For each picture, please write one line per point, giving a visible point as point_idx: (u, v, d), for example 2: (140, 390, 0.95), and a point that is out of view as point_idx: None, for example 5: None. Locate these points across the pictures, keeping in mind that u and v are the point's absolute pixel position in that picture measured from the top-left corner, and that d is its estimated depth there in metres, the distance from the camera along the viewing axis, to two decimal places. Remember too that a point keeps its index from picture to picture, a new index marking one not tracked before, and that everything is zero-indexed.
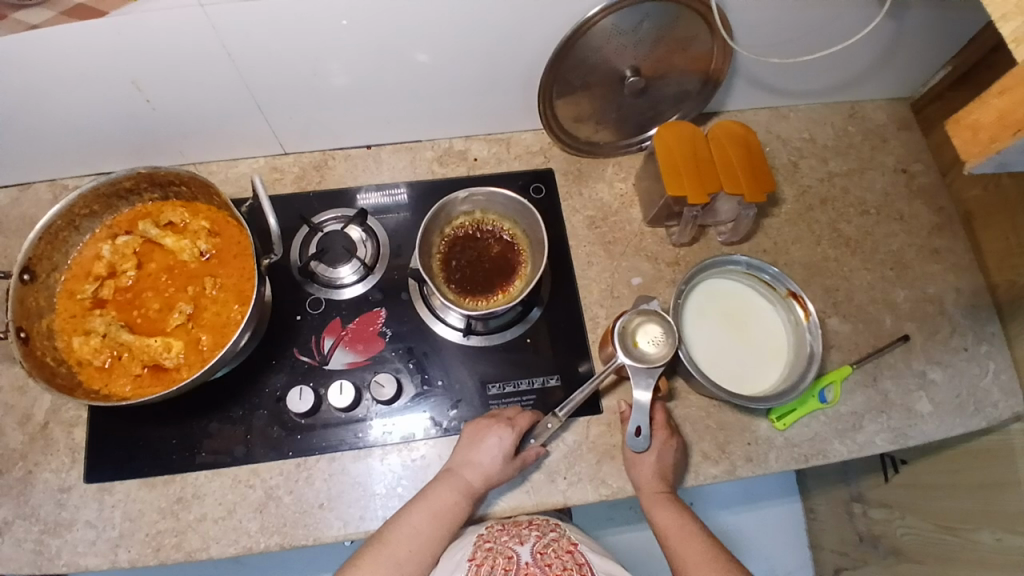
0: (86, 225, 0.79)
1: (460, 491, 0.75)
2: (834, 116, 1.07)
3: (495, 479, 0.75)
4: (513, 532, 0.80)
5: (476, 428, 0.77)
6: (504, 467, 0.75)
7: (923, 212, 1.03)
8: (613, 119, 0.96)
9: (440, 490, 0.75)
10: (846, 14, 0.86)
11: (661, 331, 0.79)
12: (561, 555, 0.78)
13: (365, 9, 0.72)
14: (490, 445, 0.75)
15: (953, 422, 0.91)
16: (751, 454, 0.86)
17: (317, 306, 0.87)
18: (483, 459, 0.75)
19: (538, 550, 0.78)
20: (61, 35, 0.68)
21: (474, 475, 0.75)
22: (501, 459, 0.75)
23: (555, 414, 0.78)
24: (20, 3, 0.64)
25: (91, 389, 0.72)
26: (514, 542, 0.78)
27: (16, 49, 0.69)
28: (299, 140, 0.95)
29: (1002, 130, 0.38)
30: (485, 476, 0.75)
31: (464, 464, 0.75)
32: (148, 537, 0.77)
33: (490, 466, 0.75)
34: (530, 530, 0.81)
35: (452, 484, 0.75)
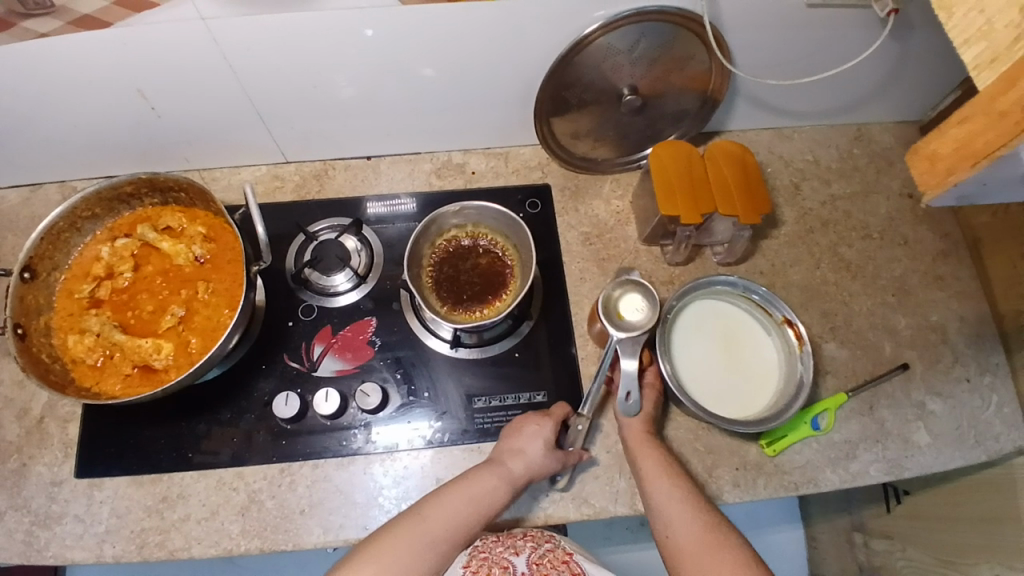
0: (88, 226, 0.82)
1: (504, 477, 0.74)
2: (839, 138, 1.06)
3: (538, 470, 0.75)
4: (508, 542, 0.78)
5: (520, 421, 0.79)
6: (548, 457, 0.76)
7: (928, 238, 1.01)
8: (611, 137, 0.96)
9: (483, 474, 0.74)
10: (847, 37, 0.85)
11: (644, 299, 0.81)
12: (556, 567, 0.77)
13: (367, 26, 0.74)
14: (536, 435, 0.77)
15: (953, 455, 0.88)
16: (739, 480, 0.84)
17: (310, 313, 0.88)
18: (527, 447, 0.76)
19: (533, 561, 0.77)
20: (69, 44, 0.71)
21: (518, 463, 0.75)
22: (544, 448, 0.76)
23: (581, 413, 0.79)
24: (29, 13, 0.67)
25: (83, 386, 0.74)
26: (510, 553, 0.77)
27: (28, 56, 0.72)
28: (300, 149, 0.97)
29: (959, 161, 0.40)
30: (529, 465, 0.75)
31: (507, 452, 0.76)
32: (133, 534, 0.78)
33: (534, 455, 0.75)
34: (525, 540, 0.79)
35: (496, 470, 0.74)
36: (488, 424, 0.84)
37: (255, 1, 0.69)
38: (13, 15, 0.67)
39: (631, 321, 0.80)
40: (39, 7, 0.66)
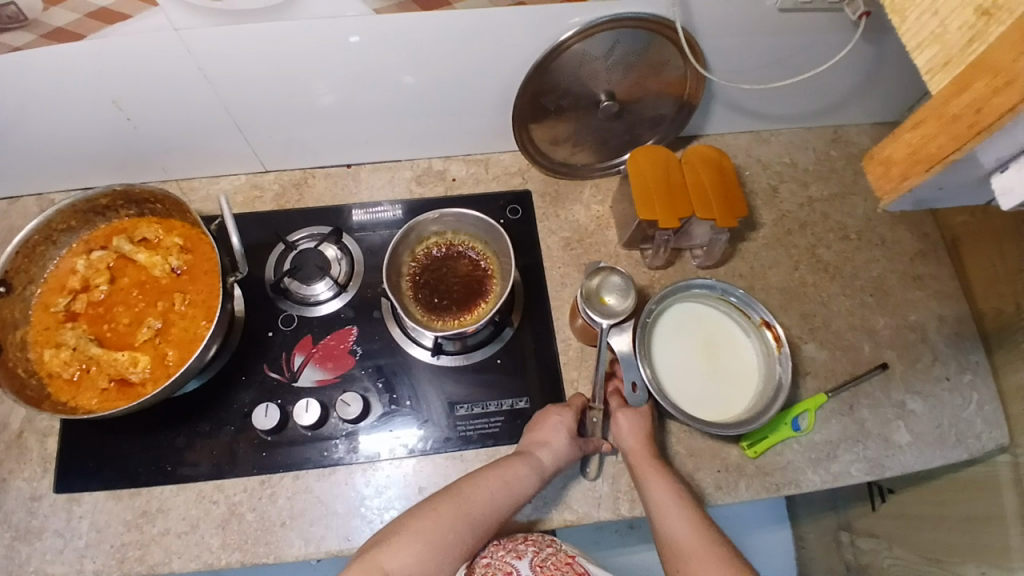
0: (63, 239, 0.81)
1: (535, 464, 0.75)
2: (816, 141, 1.07)
3: (565, 459, 0.77)
4: (509, 546, 0.78)
5: (544, 413, 0.80)
6: (572, 447, 0.77)
7: (906, 238, 1.02)
8: (590, 142, 0.97)
9: (516, 462, 0.75)
10: (819, 40, 0.86)
11: (621, 281, 0.82)
12: (560, 567, 0.77)
13: (343, 34, 0.74)
14: (563, 425, 0.78)
15: (933, 453, 0.89)
16: (722, 483, 0.84)
17: (290, 323, 0.87)
18: (553, 437, 0.77)
19: (536, 564, 0.76)
20: (43, 56, 0.71)
21: (546, 453, 0.76)
22: (569, 438, 0.78)
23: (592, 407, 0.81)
24: (4, 29, 0.66)
25: (59, 401, 0.73)
26: (512, 557, 0.77)
27: (1, 68, 0.72)
28: (280, 158, 0.96)
29: (913, 167, 0.41)
30: (557, 455, 0.76)
31: (534, 443, 0.77)
32: (113, 549, 0.77)
33: (560, 446, 0.77)
34: (526, 544, 0.78)
35: (527, 459, 0.75)
36: (470, 431, 0.84)
37: (234, 13, 0.69)
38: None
39: (616, 303, 0.81)
40: (12, 22, 0.66)
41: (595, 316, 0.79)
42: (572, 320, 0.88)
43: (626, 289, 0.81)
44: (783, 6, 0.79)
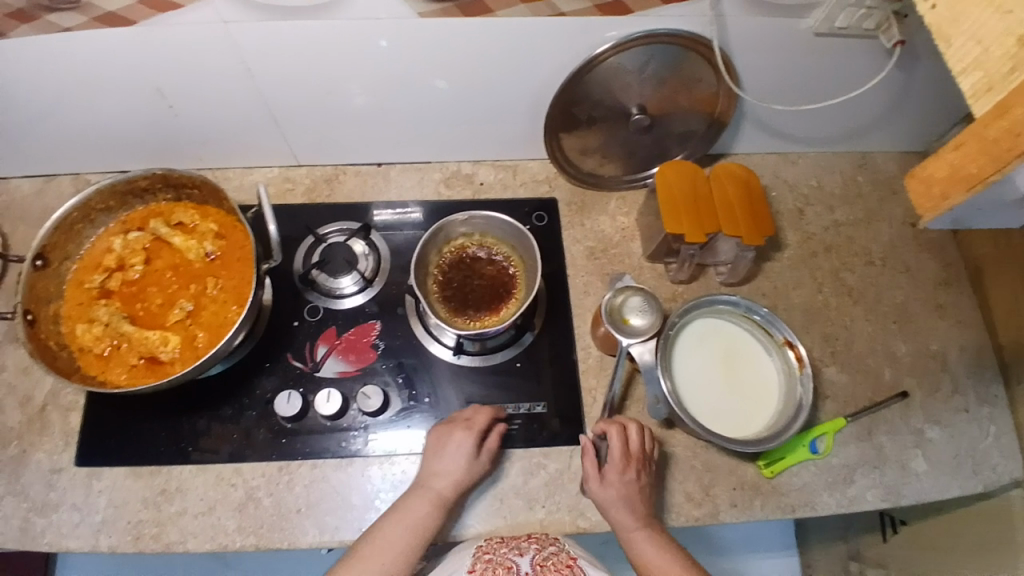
0: (102, 219, 0.83)
1: (433, 497, 0.74)
2: (843, 166, 1.08)
3: (467, 482, 0.76)
4: (512, 543, 0.76)
5: (436, 438, 0.78)
6: (471, 468, 0.76)
7: (930, 267, 1.02)
8: (619, 154, 0.98)
9: (412, 501, 0.74)
10: (852, 65, 0.87)
11: (632, 299, 0.83)
12: (562, 570, 0.74)
13: (381, 35, 0.76)
14: (453, 454, 0.76)
15: (950, 483, 0.88)
16: (737, 499, 0.84)
17: (315, 314, 0.89)
18: (445, 467, 0.76)
19: (538, 562, 0.74)
20: (93, 39, 0.73)
21: (444, 484, 0.75)
22: (466, 459, 0.76)
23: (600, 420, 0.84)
24: (55, 7, 0.69)
25: (88, 375, 0.75)
26: (513, 553, 0.75)
27: (53, 48, 0.74)
28: (313, 154, 0.98)
29: (953, 186, 0.41)
30: (453, 482, 0.75)
31: (431, 475, 0.76)
32: (129, 525, 0.78)
33: (457, 470, 0.75)
34: (530, 542, 0.77)
35: (423, 495, 0.74)
36: None
37: (280, 9, 0.71)
38: (38, 9, 0.69)
39: (640, 319, 0.81)
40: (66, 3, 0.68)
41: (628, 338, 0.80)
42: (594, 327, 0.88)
43: (642, 304, 0.82)
44: (818, 30, 0.80)
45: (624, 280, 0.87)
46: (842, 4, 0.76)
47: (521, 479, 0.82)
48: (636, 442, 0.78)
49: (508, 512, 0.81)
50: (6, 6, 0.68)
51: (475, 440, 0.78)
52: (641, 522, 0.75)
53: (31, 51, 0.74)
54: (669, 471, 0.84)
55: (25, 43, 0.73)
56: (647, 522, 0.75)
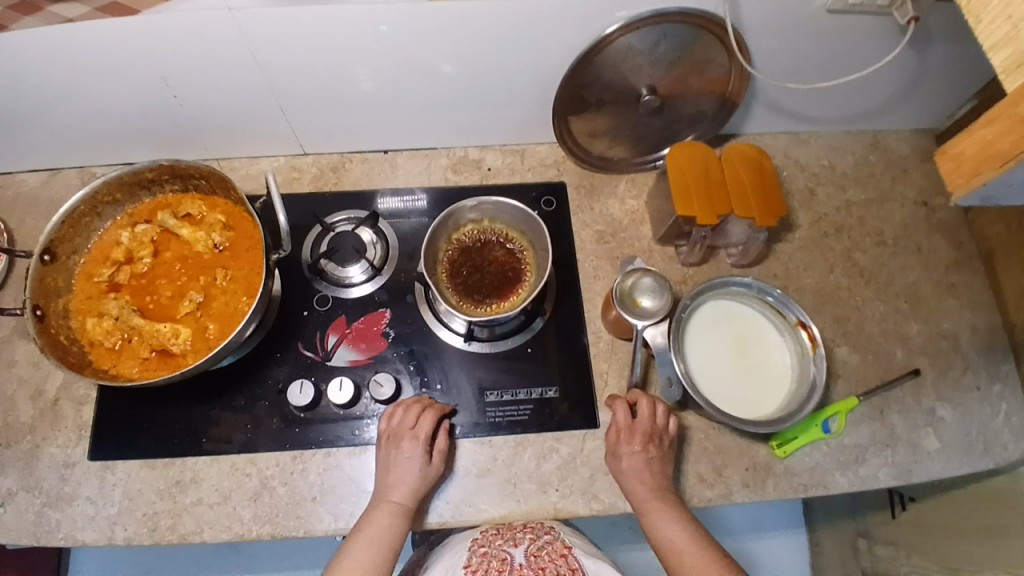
0: (108, 211, 0.82)
1: (392, 510, 0.74)
2: (854, 145, 1.06)
3: (424, 488, 0.76)
4: (508, 535, 0.85)
5: (385, 451, 0.77)
6: (426, 474, 0.76)
7: (941, 246, 1.01)
8: (628, 137, 0.96)
9: (375, 514, 0.73)
10: (866, 42, 0.86)
11: (645, 282, 0.82)
12: (555, 559, 0.81)
13: (387, 19, 0.74)
14: (406, 465, 0.76)
15: (962, 462, 0.88)
16: (749, 481, 0.84)
17: (325, 304, 0.88)
18: (402, 478, 0.75)
19: (532, 552, 0.82)
20: (94, 28, 0.72)
21: (403, 494, 0.75)
22: (418, 466, 0.76)
23: None
24: None
25: (100, 368, 0.75)
26: (509, 544, 0.83)
27: (53, 38, 0.73)
28: (319, 141, 0.97)
29: (984, 162, 0.40)
30: (412, 491, 0.75)
31: (386, 489, 0.75)
32: (145, 517, 0.78)
33: (412, 479, 0.75)
34: (525, 532, 0.86)
35: (384, 508, 0.74)
36: (500, 418, 0.84)
37: None
38: None
39: (651, 302, 0.81)
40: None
41: (640, 321, 0.79)
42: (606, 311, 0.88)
43: (654, 287, 0.82)
44: (832, 7, 0.78)
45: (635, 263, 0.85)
46: None
47: (534, 464, 0.82)
48: (642, 417, 0.78)
49: (522, 496, 0.81)
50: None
51: (425, 447, 0.77)
52: (653, 493, 0.76)
53: (32, 42, 0.73)
54: (682, 454, 0.85)
55: (26, 33, 0.72)
56: (659, 493, 0.76)
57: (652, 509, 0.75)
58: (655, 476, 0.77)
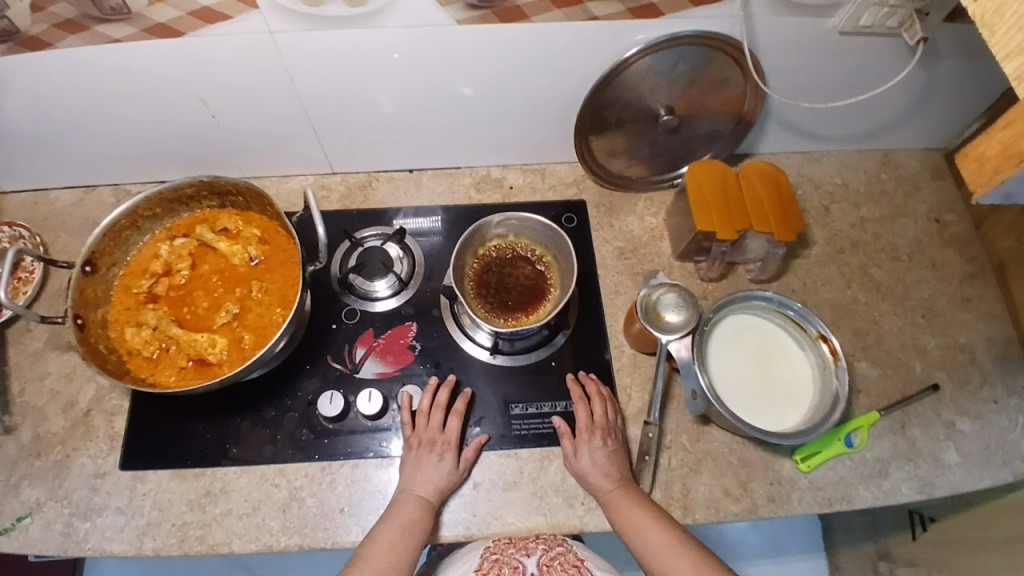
0: (147, 226, 0.85)
1: (420, 504, 0.76)
2: (867, 163, 1.09)
3: (447, 490, 0.79)
4: (519, 543, 0.82)
5: (415, 450, 0.80)
6: (452, 478, 0.79)
7: (955, 261, 1.02)
8: (646, 156, 0.99)
9: (405, 504, 0.76)
10: (877, 62, 0.89)
11: (673, 297, 0.84)
12: (567, 570, 0.80)
13: (411, 43, 0.78)
14: (434, 464, 0.79)
15: (984, 474, 0.88)
16: (774, 494, 0.84)
17: (353, 317, 0.91)
18: (430, 474, 0.78)
19: (543, 563, 0.80)
20: (137, 49, 0.75)
21: (430, 490, 0.77)
22: (447, 470, 0.79)
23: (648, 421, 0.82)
24: (104, 18, 0.71)
25: (138, 376, 0.77)
26: (521, 554, 0.81)
27: (99, 60, 0.76)
28: (347, 161, 1.01)
29: (1004, 162, 0.42)
30: (441, 488, 0.78)
31: (414, 485, 0.77)
32: (174, 528, 0.79)
33: (440, 480, 0.78)
34: (537, 542, 0.82)
35: (413, 498, 0.76)
36: (526, 431, 0.85)
37: (318, 19, 0.73)
38: (87, 20, 0.71)
39: (676, 317, 0.83)
40: (116, 14, 0.71)
41: (666, 336, 0.81)
42: (629, 322, 0.89)
43: (680, 304, 0.83)
44: (843, 29, 0.82)
45: (658, 278, 0.88)
46: (867, 3, 0.77)
47: (560, 476, 0.83)
48: (596, 416, 0.82)
49: (548, 508, 0.81)
50: (55, 16, 0.70)
51: (451, 450, 0.81)
52: (615, 484, 0.77)
53: (77, 63, 0.77)
54: (706, 468, 0.85)
55: (73, 54, 0.75)
56: (620, 483, 0.77)
57: (618, 500, 0.76)
58: (616, 469, 0.79)
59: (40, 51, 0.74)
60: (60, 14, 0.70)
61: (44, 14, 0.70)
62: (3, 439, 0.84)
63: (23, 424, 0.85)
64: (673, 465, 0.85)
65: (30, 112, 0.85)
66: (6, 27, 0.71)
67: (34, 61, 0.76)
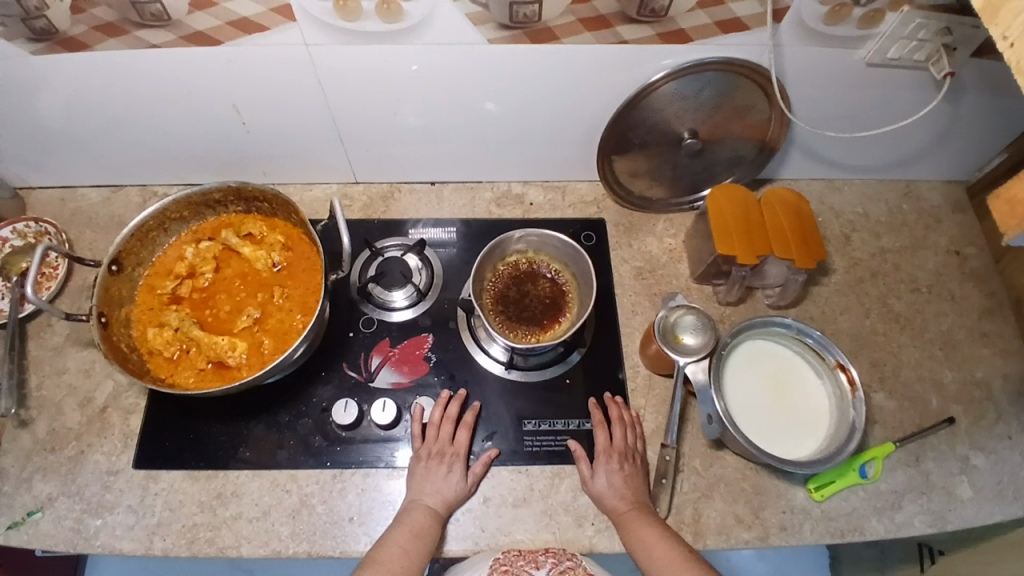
0: (174, 228, 0.87)
1: (429, 513, 0.76)
2: (888, 194, 1.09)
3: (455, 502, 0.79)
4: (529, 556, 0.76)
5: (423, 461, 0.80)
6: (460, 490, 0.79)
7: (974, 295, 1.01)
8: (667, 178, 1.00)
9: (414, 512, 0.76)
10: (903, 93, 0.89)
11: (693, 320, 0.84)
12: None
13: (435, 58, 0.79)
14: (442, 475, 0.79)
15: (998, 511, 0.86)
16: (786, 524, 0.83)
17: (370, 326, 0.91)
18: (439, 485, 0.78)
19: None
20: (173, 55, 0.77)
21: (438, 500, 0.78)
22: (455, 482, 0.79)
23: (665, 444, 0.82)
24: (144, 24, 0.73)
25: (158, 376, 0.79)
26: (531, 566, 0.74)
27: (135, 63, 0.78)
28: (371, 171, 1.02)
29: None
30: (449, 499, 0.78)
31: (422, 495, 0.78)
32: (184, 529, 0.80)
33: (448, 491, 0.78)
34: (547, 556, 0.76)
35: (421, 507, 0.77)
36: (538, 447, 0.85)
37: (348, 34, 0.74)
38: (127, 24, 0.73)
39: (693, 341, 0.83)
40: (157, 20, 0.72)
41: (681, 359, 0.81)
42: (645, 344, 0.89)
43: (699, 327, 0.83)
44: (870, 60, 0.82)
45: (677, 300, 0.88)
46: (895, 36, 0.78)
47: (570, 496, 0.83)
48: (617, 439, 0.82)
49: (558, 527, 0.81)
50: (96, 19, 0.72)
51: (460, 463, 0.81)
52: (630, 505, 0.77)
53: (114, 66, 0.79)
54: (718, 494, 0.84)
55: (111, 56, 0.77)
56: (636, 505, 0.77)
57: (631, 521, 0.75)
58: (632, 491, 0.79)
59: (79, 52, 0.76)
60: (101, 17, 0.72)
61: (85, 16, 0.72)
62: (19, 432, 0.85)
63: (39, 417, 0.86)
64: (684, 489, 0.84)
65: (66, 112, 0.87)
66: (47, 26, 0.73)
67: (73, 62, 0.78)
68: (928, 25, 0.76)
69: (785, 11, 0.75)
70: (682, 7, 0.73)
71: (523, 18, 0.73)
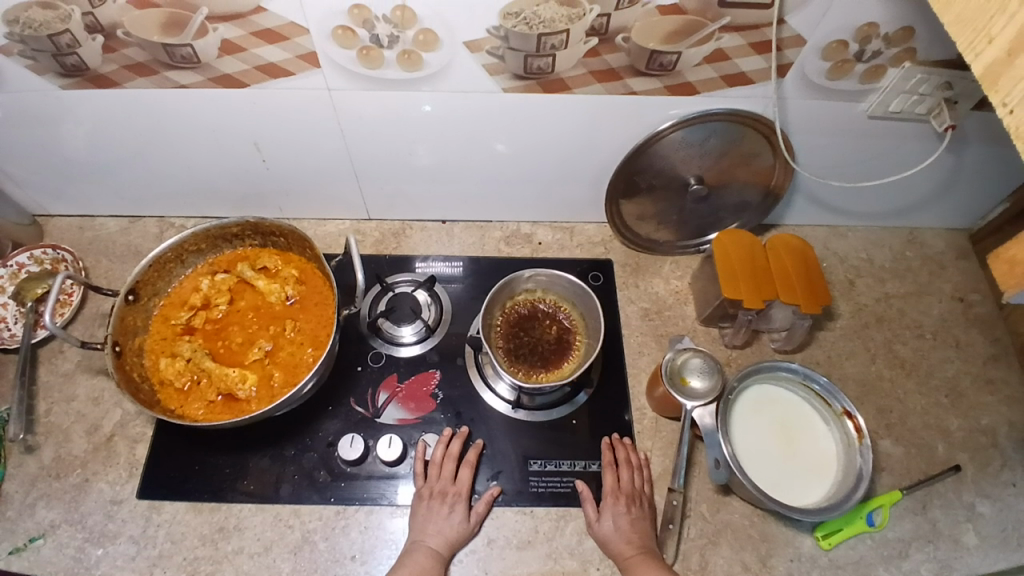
0: (191, 260, 0.90)
1: (431, 555, 0.76)
2: (892, 240, 1.10)
3: (458, 544, 0.78)
4: None
5: (427, 502, 0.80)
6: (462, 531, 0.79)
7: (978, 341, 1.02)
8: (673, 222, 1.02)
9: (417, 555, 0.75)
10: (906, 145, 0.91)
11: (704, 363, 0.84)
12: None
13: (447, 102, 0.81)
14: (444, 515, 0.79)
15: (1005, 560, 0.84)
16: (793, 571, 0.82)
17: (378, 360, 0.92)
18: (441, 525, 0.78)
19: None
20: (201, 93, 0.80)
21: (440, 542, 0.77)
22: (457, 522, 0.79)
23: (675, 488, 0.81)
24: (175, 66, 0.76)
25: (168, 407, 0.80)
26: None
27: (162, 100, 0.81)
28: (384, 208, 1.05)
29: None
30: (452, 539, 0.78)
31: (425, 536, 0.77)
32: (185, 562, 0.79)
33: (451, 532, 0.78)
34: None
35: (424, 550, 0.76)
36: (543, 488, 0.84)
37: (369, 80, 0.77)
38: (159, 65, 0.76)
39: (700, 384, 0.83)
40: (187, 62, 0.75)
41: (687, 403, 0.82)
42: (653, 373, 0.90)
43: (707, 369, 0.83)
44: (873, 113, 0.85)
45: (684, 341, 0.88)
46: (897, 90, 0.81)
47: (575, 539, 0.82)
48: (625, 481, 0.82)
49: (562, 571, 0.80)
50: (127, 58, 0.75)
51: (464, 504, 0.80)
52: (636, 549, 0.76)
53: (141, 101, 0.82)
54: (722, 539, 0.83)
55: (139, 92, 0.80)
56: (642, 549, 0.76)
57: (637, 565, 0.75)
58: (638, 536, 0.78)
59: (107, 88, 0.79)
60: (132, 57, 0.75)
61: (117, 55, 0.75)
62: (25, 457, 0.86)
63: (46, 444, 0.87)
64: (688, 532, 0.83)
65: (93, 144, 0.90)
66: (77, 63, 0.76)
67: (101, 96, 0.81)
68: (929, 80, 0.79)
69: (790, 66, 0.77)
70: (690, 61, 0.76)
71: (537, 70, 0.76)
